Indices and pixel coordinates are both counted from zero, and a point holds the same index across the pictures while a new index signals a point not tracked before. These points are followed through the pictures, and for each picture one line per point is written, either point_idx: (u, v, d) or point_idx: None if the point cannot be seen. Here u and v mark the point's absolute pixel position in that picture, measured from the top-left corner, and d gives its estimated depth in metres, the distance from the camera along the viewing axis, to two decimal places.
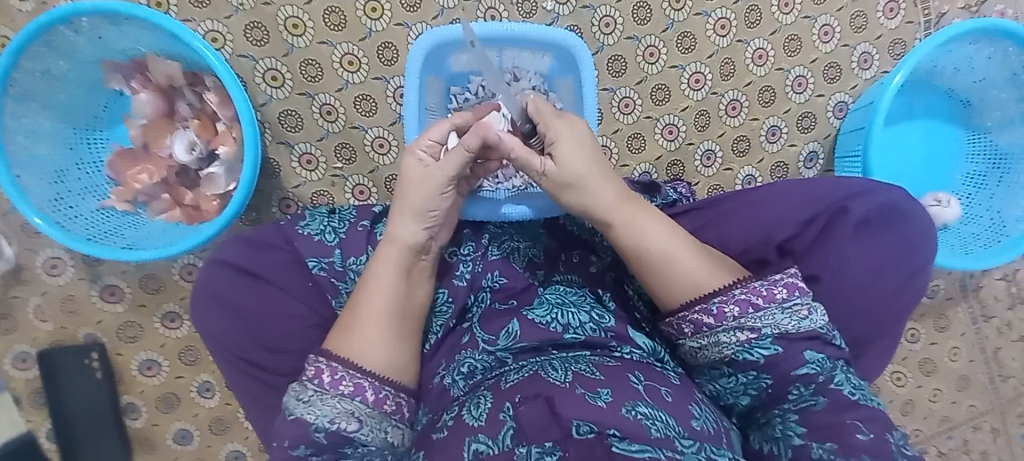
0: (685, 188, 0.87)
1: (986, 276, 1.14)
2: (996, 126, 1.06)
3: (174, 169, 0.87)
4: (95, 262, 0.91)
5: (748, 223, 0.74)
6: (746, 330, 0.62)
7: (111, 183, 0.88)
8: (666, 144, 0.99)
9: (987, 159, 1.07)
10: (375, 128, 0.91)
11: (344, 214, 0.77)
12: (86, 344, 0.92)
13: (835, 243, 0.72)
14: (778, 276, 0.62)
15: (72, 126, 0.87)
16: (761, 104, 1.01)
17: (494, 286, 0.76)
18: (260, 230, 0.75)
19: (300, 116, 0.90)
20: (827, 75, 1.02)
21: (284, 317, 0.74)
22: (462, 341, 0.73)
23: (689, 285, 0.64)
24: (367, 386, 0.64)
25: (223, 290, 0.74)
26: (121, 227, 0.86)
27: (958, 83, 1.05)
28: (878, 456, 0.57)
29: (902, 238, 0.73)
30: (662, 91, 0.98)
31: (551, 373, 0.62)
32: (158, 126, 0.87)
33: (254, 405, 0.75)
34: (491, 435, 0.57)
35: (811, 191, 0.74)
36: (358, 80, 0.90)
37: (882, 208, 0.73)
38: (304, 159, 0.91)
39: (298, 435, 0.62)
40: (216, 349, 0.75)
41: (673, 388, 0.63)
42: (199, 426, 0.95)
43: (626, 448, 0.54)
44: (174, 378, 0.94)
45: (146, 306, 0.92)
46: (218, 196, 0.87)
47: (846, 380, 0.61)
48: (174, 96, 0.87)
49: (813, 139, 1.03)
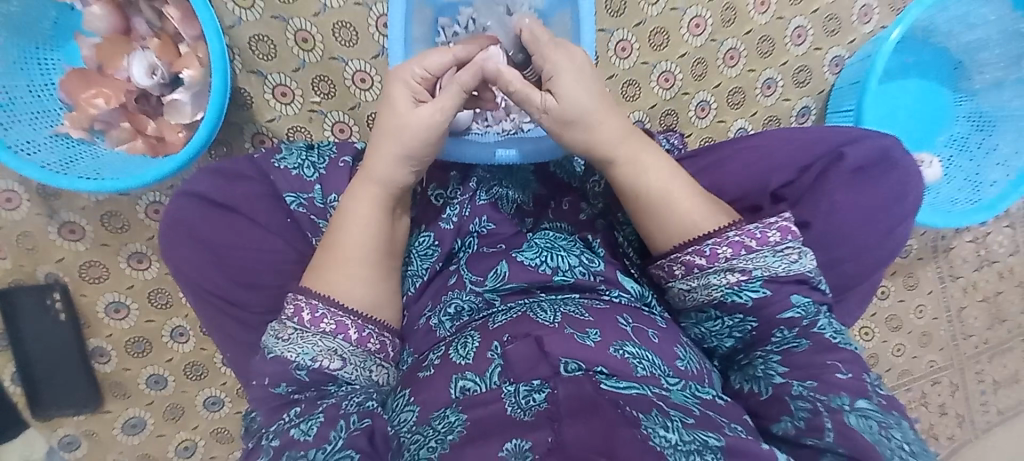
0: (677, 138, 0.83)
1: (957, 237, 1.14)
2: (983, 89, 1.03)
3: (134, 94, 0.81)
4: (51, 195, 0.85)
5: (743, 169, 0.71)
6: (737, 271, 0.59)
7: (65, 108, 0.81)
8: (662, 93, 0.94)
9: (972, 122, 1.05)
10: (356, 60, 0.84)
11: (323, 149, 0.72)
12: (47, 283, 0.86)
13: (829, 189, 0.69)
14: (773, 219, 0.60)
15: (16, 42, 0.79)
16: (759, 55, 0.95)
17: (481, 231, 0.72)
18: (231, 162, 0.70)
19: (272, 42, 0.82)
20: (827, 28, 0.97)
21: (260, 252, 0.69)
22: (449, 282, 0.69)
23: (685, 227, 0.62)
24: (350, 324, 0.61)
25: (193, 222, 0.69)
26: (79, 156, 0.80)
27: (953, 42, 1.01)
28: (856, 394, 0.55)
29: (894, 186, 0.71)
30: (661, 35, 0.92)
31: (539, 314, 0.60)
32: (114, 45, 0.80)
33: (230, 346, 0.71)
34: (479, 372, 0.55)
35: (807, 136, 0.72)
36: (336, 6, 0.82)
37: (878, 155, 0.71)
38: (278, 91, 0.84)
39: (279, 373, 0.59)
40: (188, 287, 0.70)
41: (660, 331, 0.62)
42: (172, 371, 0.92)
43: (614, 385, 0.52)
44: (143, 322, 0.90)
45: (110, 246, 0.87)
46: (184, 125, 0.80)
47: (828, 325, 0.60)
48: (130, 12, 0.79)
49: (807, 94, 0.99)
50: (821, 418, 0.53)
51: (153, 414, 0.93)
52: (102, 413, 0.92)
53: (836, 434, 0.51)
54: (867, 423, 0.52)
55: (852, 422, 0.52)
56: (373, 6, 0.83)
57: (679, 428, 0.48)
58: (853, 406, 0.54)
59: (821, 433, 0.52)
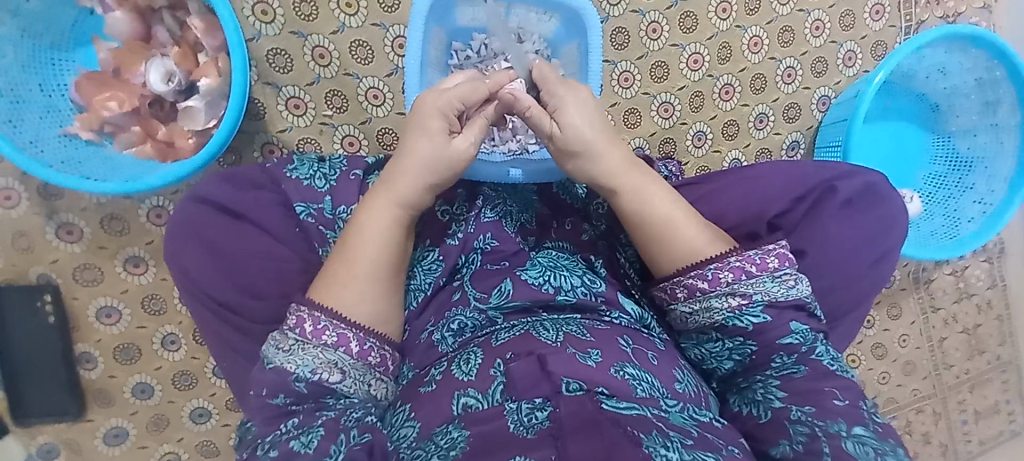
0: (676, 166, 0.87)
1: (937, 270, 1.19)
2: (959, 132, 1.10)
3: (147, 99, 0.82)
4: (51, 195, 0.84)
5: (743, 196, 0.74)
6: (738, 296, 0.61)
7: (75, 109, 0.81)
8: (660, 122, 0.98)
9: (949, 162, 1.11)
10: (370, 77, 0.87)
11: (335, 162, 0.73)
12: (38, 285, 0.84)
13: (822, 219, 0.73)
14: (771, 245, 0.62)
15: (32, 42, 0.79)
16: (752, 91, 1.01)
17: (485, 248, 0.73)
18: (246, 169, 0.71)
19: (289, 56, 0.84)
20: (815, 69, 1.03)
21: (266, 261, 0.69)
22: (452, 298, 0.70)
23: (687, 250, 0.64)
24: (351, 337, 0.61)
25: (200, 227, 0.69)
26: (85, 157, 0.80)
27: (930, 87, 1.08)
28: (854, 420, 0.56)
29: (882, 218, 0.75)
30: (661, 68, 0.97)
31: (542, 333, 0.61)
32: (130, 51, 0.80)
33: (226, 353, 0.71)
34: (481, 389, 0.55)
35: (801, 168, 0.76)
36: (354, 24, 0.85)
37: (866, 189, 0.75)
38: (292, 103, 0.86)
39: (277, 384, 0.58)
40: (189, 291, 0.70)
41: (660, 353, 0.64)
42: (160, 380, 0.90)
43: (615, 405, 0.53)
44: (135, 328, 0.88)
45: (108, 249, 0.86)
46: (195, 132, 0.81)
47: (825, 351, 0.61)
48: (150, 19, 0.80)
49: (797, 129, 1.05)
50: (819, 443, 0.55)
51: (137, 424, 0.90)
52: (84, 422, 0.89)
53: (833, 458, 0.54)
54: (863, 449, 0.54)
55: (849, 447, 0.54)
56: (390, 26, 0.86)
57: (679, 448, 0.49)
58: (850, 432, 0.55)
59: (818, 457, 0.54)
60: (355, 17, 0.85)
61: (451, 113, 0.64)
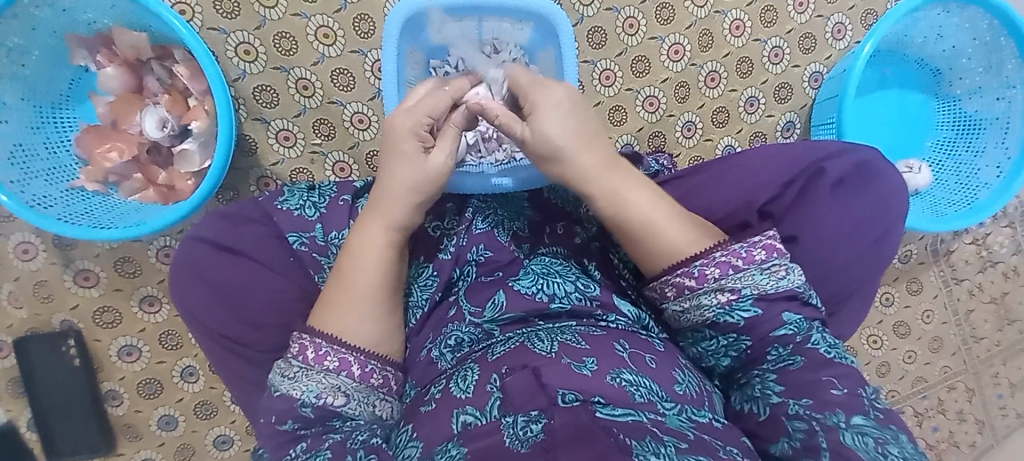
0: (667, 160, 0.86)
1: (957, 240, 1.14)
2: (965, 94, 1.06)
3: (145, 146, 0.86)
4: (66, 245, 0.89)
5: (728, 188, 0.73)
6: (727, 291, 0.61)
7: (80, 163, 0.87)
8: (647, 116, 0.97)
9: (957, 127, 1.07)
10: (354, 103, 0.90)
11: (324, 189, 0.75)
12: (62, 331, 0.89)
13: (813, 204, 0.71)
14: (756, 238, 0.61)
15: (35, 104, 0.85)
16: (739, 75, 0.99)
17: (479, 259, 0.73)
18: (238, 205, 0.74)
19: (275, 92, 0.88)
20: (803, 46, 1.01)
21: (265, 292, 0.72)
22: (449, 314, 0.70)
23: (672, 253, 0.64)
24: (353, 360, 0.63)
25: (200, 266, 0.72)
26: (93, 208, 0.85)
27: (928, 52, 1.05)
28: (853, 410, 0.56)
29: (877, 196, 0.73)
30: (642, 63, 0.96)
31: (537, 344, 0.61)
32: (127, 102, 0.86)
33: (238, 383, 0.75)
34: (479, 406, 0.55)
35: (788, 152, 0.74)
36: (334, 54, 0.88)
37: (858, 167, 0.73)
38: (281, 135, 0.89)
39: (285, 411, 0.60)
40: (197, 327, 0.74)
41: (658, 355, 0.63)
42: (183, 412, 0.94)
43: (610, 413, 0.52)
44: (155, 363, 0.92)
45: (123, 290, 0.90)
46: (193, 174, 0.85)
47: (822, 339, 0.61)
48: (142, 71, 0.85)
49: (790, 109, 1.02)
50: (817, 438, 0.54)
51: (165, 454, 0.94)
52: (116, 456, 0.93)
53: (831, 453, 0.53)
54: (863, 439, 0.53)
55: (848, 441, 0.53)
56: (368, 51, 0.88)
57: (670, 454, 0.48)
58: (850, 423, 0.55)
59: (817, 453, 0.54)
60: (333, 47, 0.88)
61: (421, 129, 0.65)
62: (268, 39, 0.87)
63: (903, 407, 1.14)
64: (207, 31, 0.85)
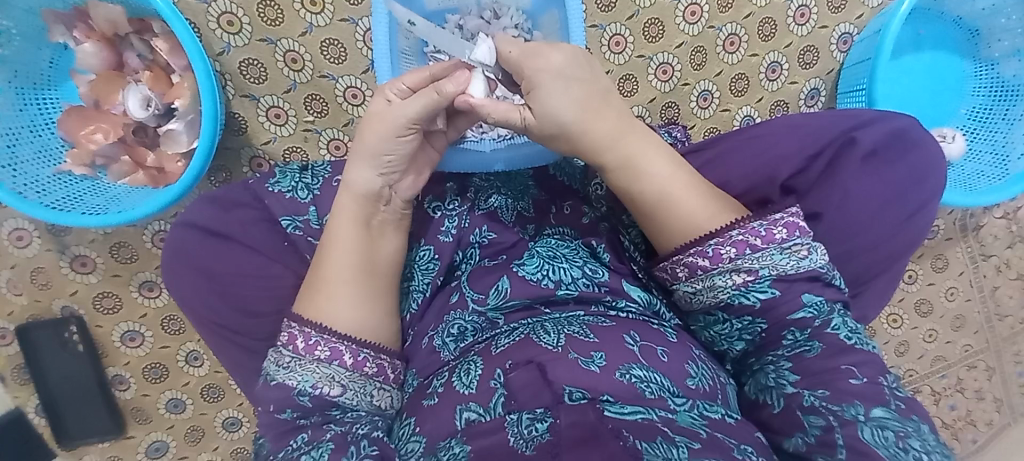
0: (680, 132, 0.80)
1: (987, 214, 1.08)
2: (1004, 57, 0.97)
3: (131, 127, 0.83)
4: (60, 232, 0.87)
5: (748, 162, 0.68)
6: (743, 272, 0.57)
7: (65, 145, 0.84)
8: (660, 85, 0.91)
9: (993, 92, 0.99)
10: (346, 76, 0.85)
11: (317, 170, 0.70)
12: (63, 317, 0.89)
13: (840, 178, 0.66)
14: (778, 215, 0.57)
15: (15, 85, 0.82)
16: (761, 38, 0.92)
17: (482, 241, 0.68)
18: (229, 189, 0.71)
19: (262, 65, 0.83)
20: (832, 4, 0.92)
21: (259, 279, 0.69)
22: (451, 301, 0.66)
23: (687, 225, 0.59)
24: (345, 350, 0.60)
25: (191, 253, 0.70)
26: (82, 193, 0.83)
27: (967, 10, 0.96)
28: (872, 401, 0.53)
29: (911, 169, 0.67)
30: (655, 26, 0.89)
31: (543, 337, 0.58)
32: (109, 81, 0.82)
33: (237, 369, 0.73)
34: (482, 402, 0.53)
35: (813, 123, 0.69)
36: (322, 22, 0.83)
37: (891, 138, 0.67)
38: (271, 112, 0.86)
39: (282, 399, 0.58)
40: (191, 316, 0.72)
41: (670, 347, 0.59)
42: (189, 395, 0.94)
43: (619, 411, 0.50)
44: (159, 348, 0.92)
45: (121, 276, 0.89)
46: (182, 155, 0.82)
47: (843, 324, 0.58)
48: (122, 46, 0.81)
49: (815, 75, 0.95)
50: (833, 434, 0.52)
51: (175, 436, 0.95)
52: (126, 439, 0.94)
53: (848, 450, 0.51)
54: (883, 434, 0.51)
55: (867, 437, 0.51)
56: (359, 19, 0.83)
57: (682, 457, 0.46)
58: (869, 416, 0.52)
59: (833, 450, 0.51)
60: (321, 15, 0.83)
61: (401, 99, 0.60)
62: (252, 8, 0.81)
63: (920, 387, 1.11)
64: (185, 1, 0.80)
